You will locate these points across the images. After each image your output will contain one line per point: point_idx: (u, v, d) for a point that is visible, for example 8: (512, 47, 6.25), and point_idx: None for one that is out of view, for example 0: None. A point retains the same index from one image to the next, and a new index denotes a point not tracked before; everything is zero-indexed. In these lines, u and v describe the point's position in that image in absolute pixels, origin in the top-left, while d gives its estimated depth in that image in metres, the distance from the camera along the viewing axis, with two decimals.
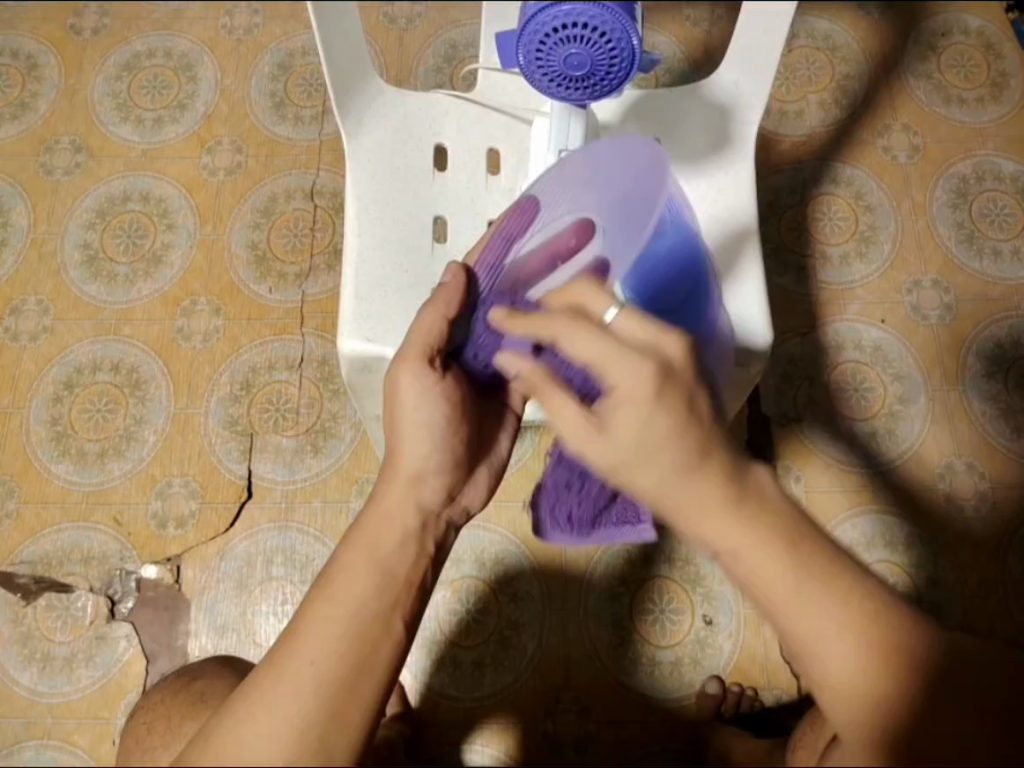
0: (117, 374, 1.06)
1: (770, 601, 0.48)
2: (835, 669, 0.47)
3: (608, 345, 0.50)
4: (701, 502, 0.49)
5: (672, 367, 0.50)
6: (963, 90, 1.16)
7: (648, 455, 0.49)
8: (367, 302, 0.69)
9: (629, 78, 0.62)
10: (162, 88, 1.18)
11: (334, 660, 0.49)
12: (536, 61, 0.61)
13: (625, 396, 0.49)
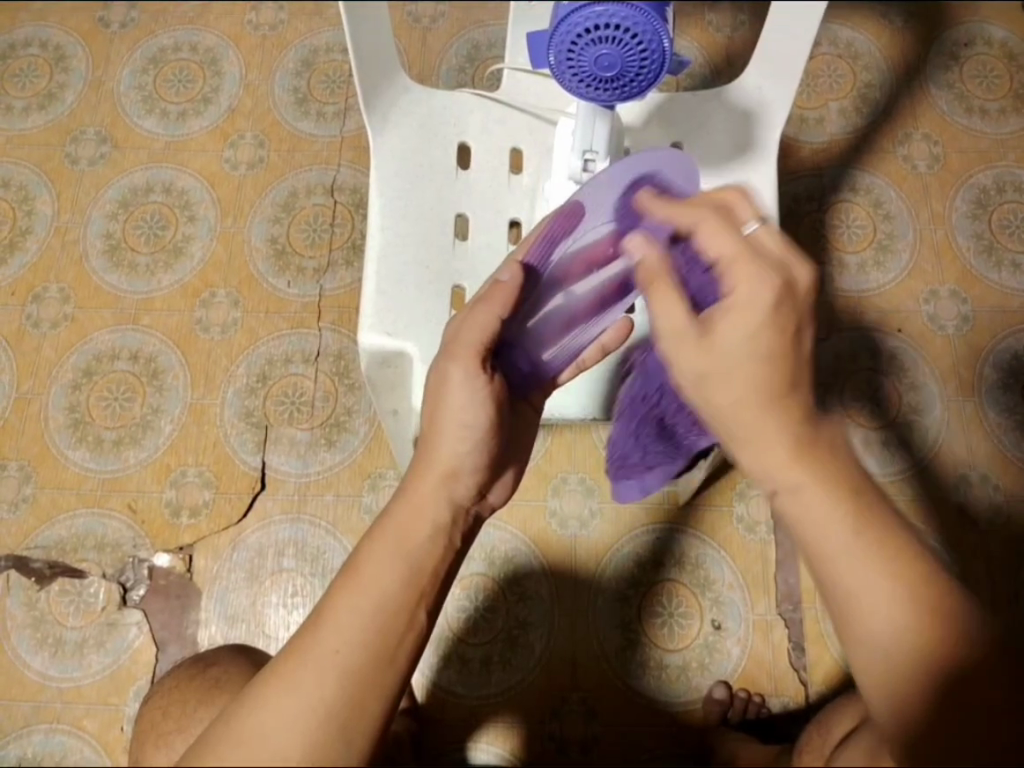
0: (135, 363, 1.07)
1: (821, 544, 0.49)
2: (877, 625, 0.48)
3: (745, 245, 0.51)
4: (770, 439, 0.50)
5: (797, 287, 0.51)
6: (985, 101, 1.16)
7: (745, 364, 0.50)
8: (389, 296, 0.70)
9: (659, 79, 0.62)
10: (187, 82, 1.19)
11: (357, 650, 0.49)
12: (567, 62, 0.61)
13: (744, 302, 0.50)
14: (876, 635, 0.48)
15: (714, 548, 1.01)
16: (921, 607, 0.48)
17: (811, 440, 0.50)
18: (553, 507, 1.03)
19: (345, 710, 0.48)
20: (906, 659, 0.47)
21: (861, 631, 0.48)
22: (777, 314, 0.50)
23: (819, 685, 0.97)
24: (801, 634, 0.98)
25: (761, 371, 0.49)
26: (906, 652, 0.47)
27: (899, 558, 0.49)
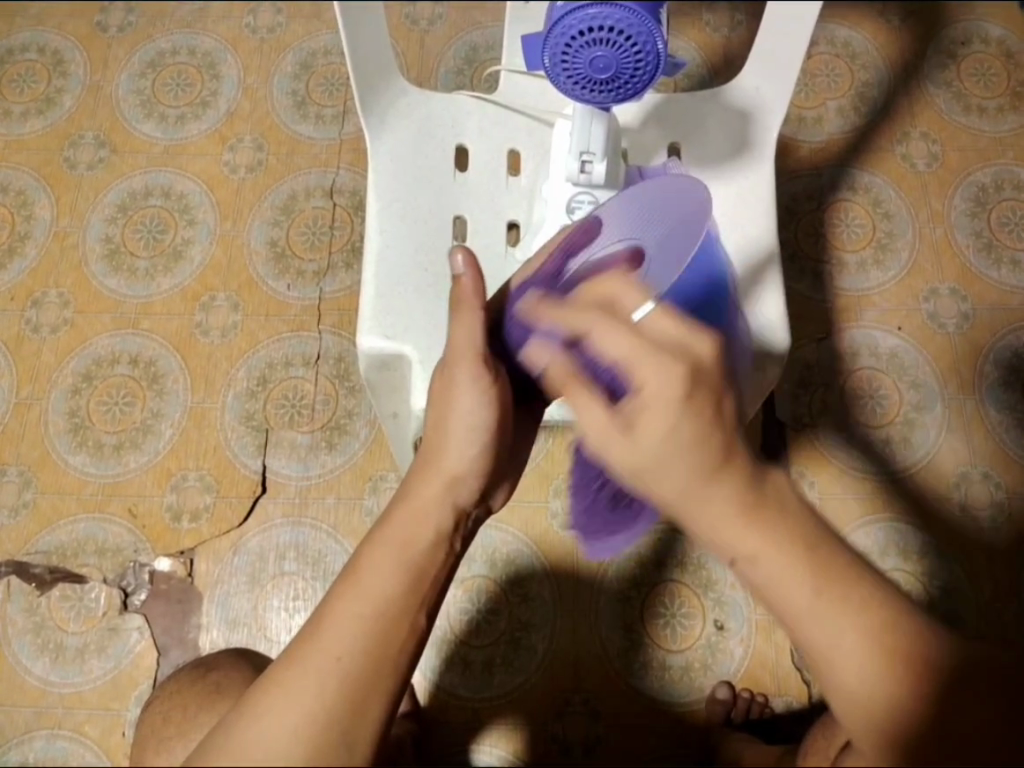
0: (135, 367, 1.07)
1: (788, 607, 0.49)
2: (848, 675, 0.48)
3: (639, 343, 0.51)
4: (718, 510, 0.50)
5: (703, 370, 0.51)
6: (983, 99, 1.16)
7: (666, 462, 0.50)
8: (387, 299, 0.70)
9: (655, 80, 0.62)
10: (185, 85, 1.19)
11: (358, 656, 0.49)
12: (562, 65, 0.61)
13: (654, 399, 0.50)
14: (850, 693, 0.48)
15: (716, 548, 1.01)
16: (887, 653, 0.48)
17: (752, 498, 0.50)
18: (555, 508, 1.03)
19: (346, 715, 0.48)
20: (879, 708, 0.48)
21: (836, 684, 0.49)
22: (689, 405, 0.50)
23: (822, 685, 0.96)
24: None
25: (691, 451, 0.50)
26: (877, 702, 0.48)
27: (859, 609, 0.49)
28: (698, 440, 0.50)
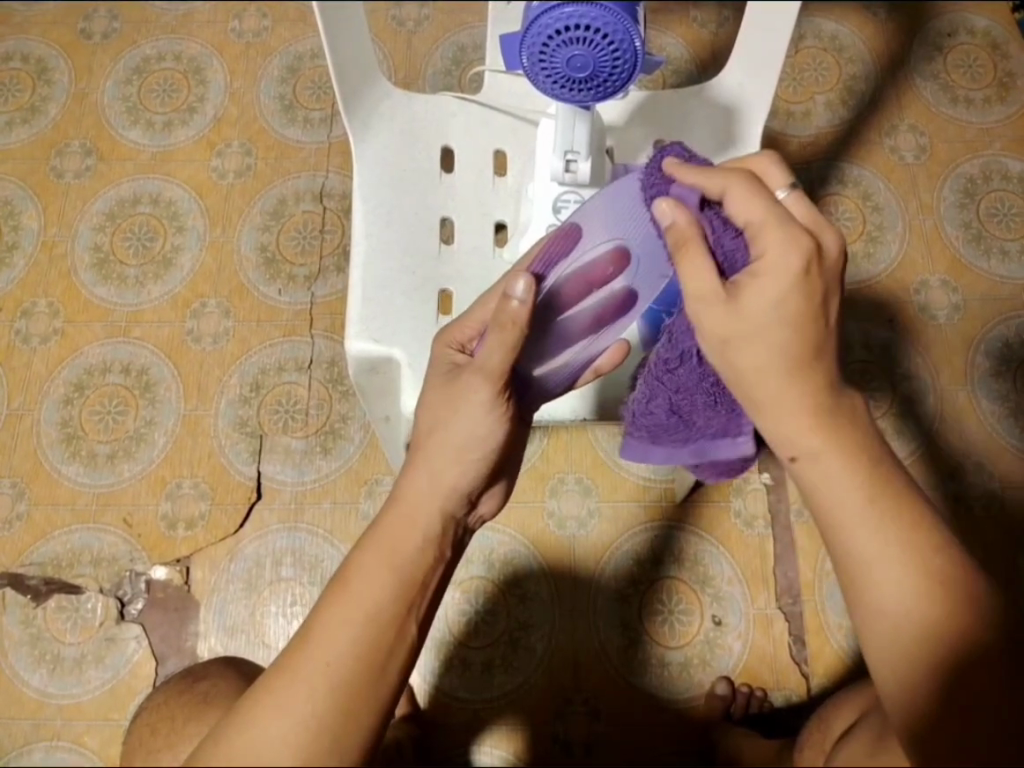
0: (127, 376, 1.07)
1: (837, 512, 0.50)
2: (886, 605, 0.48)
3: (774, 210, 0.50)
4: (792, 402, 0.51)
5: (825, 255, 0.50)
6: (970, 90, 1.16)
7: (770, 332, 0.50)
8: (374, 303, 0.69)
9: (633, 78, 0.62)
10: (172, 91, 1.19)
11: (352, 665, 0.49)
12: (540, 65, 0.61)
13: (771, 267, 0.49)
14: (887, 613, 0.48)
15: (713, 545, 1.01)
16: (931, 578, 0.48)
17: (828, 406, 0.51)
18: (551, 507, 1.03)
19: (339, 725, 0.48)
20: (910, 631, 0.47)
21: (872, 608, 0.49)
22: (807, 279, 0.49)
23: (821, 678, 0.97)
24: (801, 627, 0.98)
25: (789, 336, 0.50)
26: (915, 628, 0.47)
27: (907, 530, 0.49)
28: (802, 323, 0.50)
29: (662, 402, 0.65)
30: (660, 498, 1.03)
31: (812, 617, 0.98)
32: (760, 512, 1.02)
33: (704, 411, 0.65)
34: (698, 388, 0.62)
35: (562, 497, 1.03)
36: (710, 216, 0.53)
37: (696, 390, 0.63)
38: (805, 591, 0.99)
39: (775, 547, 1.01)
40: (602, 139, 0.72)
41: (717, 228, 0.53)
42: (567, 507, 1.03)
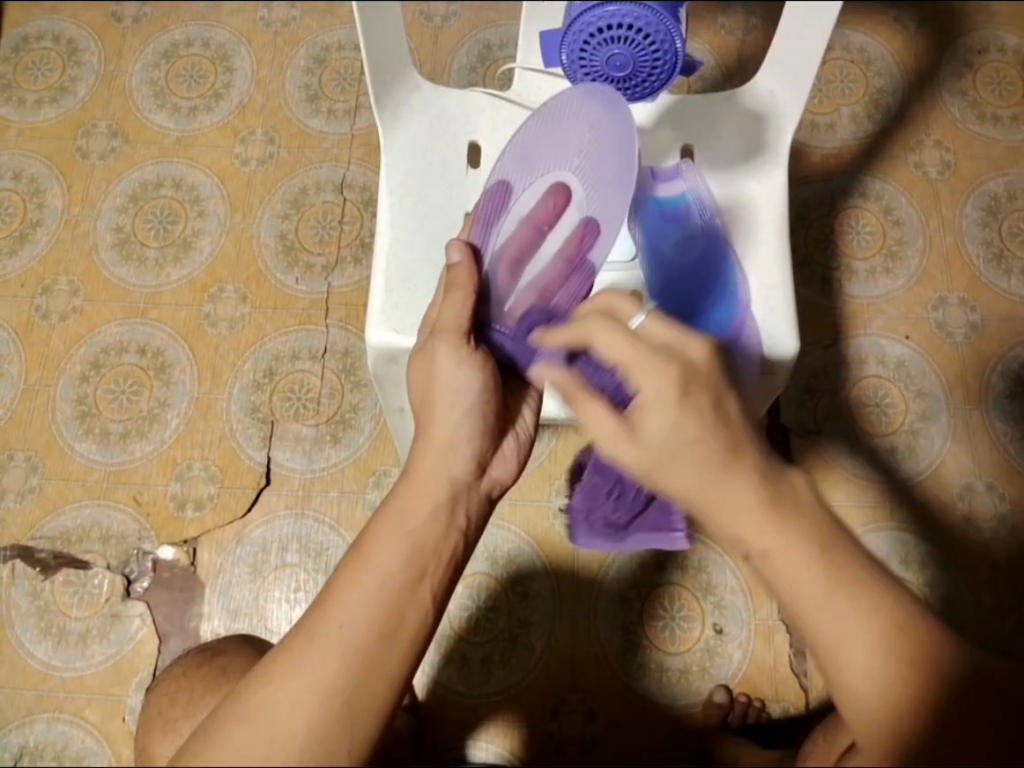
0: (143, 357, 1.08)
1: (797, 604, 0.48)
2: (859, 682, 0.46)
3: (636, 352, 0.52)
4: (732, 505, 0.49)
5: (696, 366, 0.51)
6: (998, 108, 1.15)
7: (670, 463, 0.50)
8: (395, 295, 0.70)
9: (672, 79, 0.63)
10: (199, 77, 1.20)
11: (363, 630, 0.49)
12: (580, 62, 0.63)
13: (652, 398, 0.51)
14: (857, 687, 0.47)
15: (717, 553, 1.01)
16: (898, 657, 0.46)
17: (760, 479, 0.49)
18: (557, 507, 1.03)
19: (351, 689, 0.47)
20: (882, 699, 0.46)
21: (841, 685, 0.47)
22: (687, 401, 0.50)
23: (819, 691, 0.96)
24: None
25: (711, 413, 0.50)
26: (886, 697, 0.46)
27: (873, 607, 0.47)
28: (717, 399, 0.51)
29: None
30: None
31: None
32: None
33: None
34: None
35: (568, 497, 1.03)
36: (581, 368, 0.61)
37: None
38: None
39: None
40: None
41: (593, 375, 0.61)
42: None
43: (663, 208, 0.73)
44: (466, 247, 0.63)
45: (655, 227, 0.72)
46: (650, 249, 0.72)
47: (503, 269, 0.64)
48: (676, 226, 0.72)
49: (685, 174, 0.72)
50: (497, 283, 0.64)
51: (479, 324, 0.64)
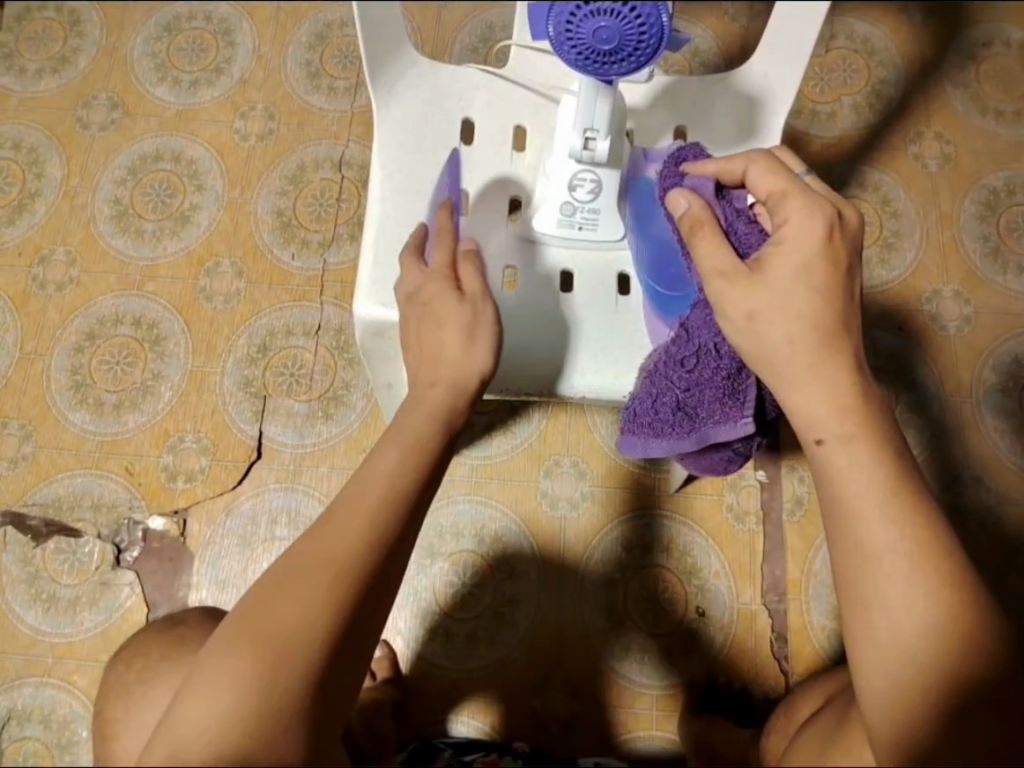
0: (138, 328, 1.08)
1: (851, 501, 0.49)
2: (899, 618, 0.46)
3: (794, 182, 0.56)
4: (831, 380, 0.52)
5: (845, 224, 0.55)
6: (1000, 103, 1.15)
7: (799, 294, 0.53)
8: (384, 269, 0.68)
9: (659, 55, 0.56)
10: (200, 50, 1.20)
11: (351, 568, 0.51)
12: (565, 35, 0.55)
13: (795, 232, 0.54)
14: (883, 644, 0.46)
15: (703, 537, 1.02)
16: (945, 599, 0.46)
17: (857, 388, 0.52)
18: (544, 488, 1.04)
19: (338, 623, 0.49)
20: (900, 652, 0.45)
21: (877, 624, 0.47)
22: (830, 247, 0.54)
23: (799, 675, 0.97)
24: (783, 624, 0.99)
25: (812, 303, 0.53)
26: (917, 642, 0.46)
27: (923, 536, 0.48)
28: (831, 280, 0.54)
29: (670, 398, 0.64)
30: (653, 487, 1.04)
31: (795, 614, 0.99)
32: (752, 509, 1.03)
33: (708, 405, 0.64)
34: (710, 382, 0.62)
35: (556, 479, 1.04)
36: (725, 206, 0.60)
37: (709, 385, 0.63)
38: (790, 590, 1.00)
39: (765, 544, 1.02)
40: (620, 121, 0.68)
41: (731, 218, 0.59)
42: (561, 489, 1.04)
43: (655, 190, 0.71)
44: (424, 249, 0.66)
45: (647, 209, 0.70)
46: (639, 231, 0.70)
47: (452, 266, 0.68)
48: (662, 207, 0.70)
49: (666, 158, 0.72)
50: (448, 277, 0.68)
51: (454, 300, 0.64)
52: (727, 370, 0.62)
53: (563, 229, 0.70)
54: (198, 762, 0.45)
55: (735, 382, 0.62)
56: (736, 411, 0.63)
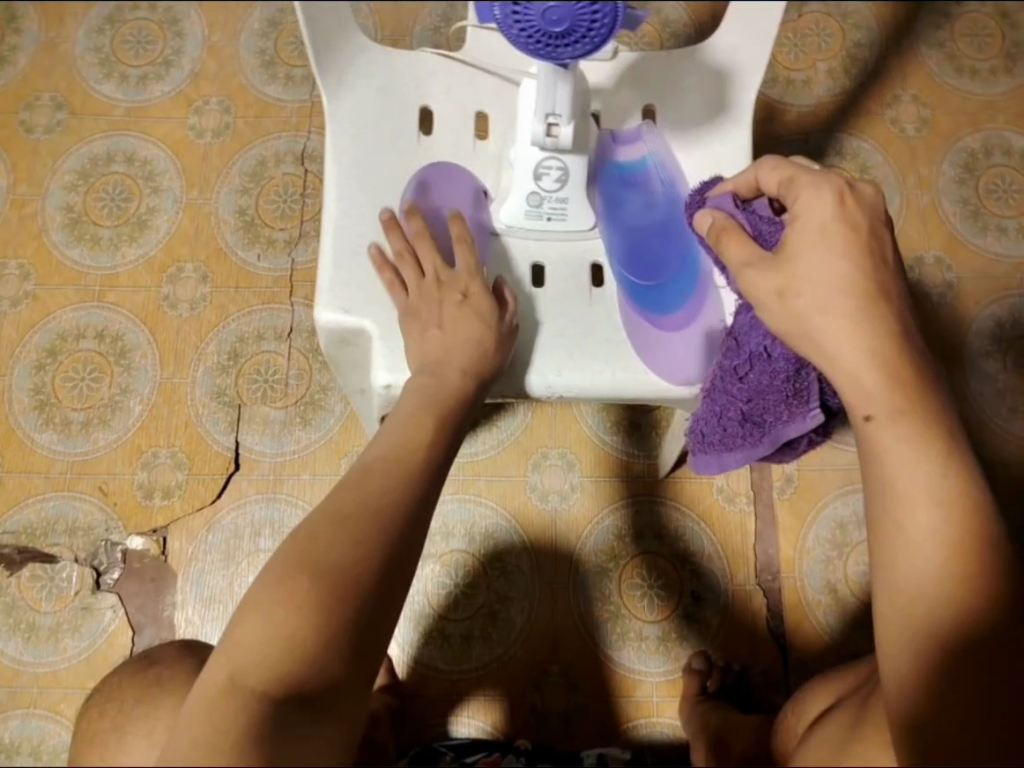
0: (102, 341, 1.04)
1: (892, 478, 0.49)
2: (927, 588, 0.46)
3: (803, 171, 0.58)
4: (872, 349, 0.51)
5: (858, 192, 0.57)
6: (975, 61, 1.13)
7: (827, 265, 0.53)
8: (345, 272, 0.67)
9: (614, 36, 0.52)
10: (147, 43, 1.14)
11: (337, 577, 0.49)
12: (512, 16, 0.51)
13: (810, 205, 0.56)
14: (908, 609, 0.46)
15: (694, 520, 1.01)
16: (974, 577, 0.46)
17: (898, 362, 0.51)
18: (532, 481, 1.02)
19: (321, 630, 0.47)
20: (919, 630, 0.45)
21: (905, 592, 0.47)
22: (845, 214, 0.55)
23: (798, 654, 0.97)
24: (779, 603, 0.98)
25: (841, 267, 0.53)
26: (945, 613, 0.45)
27: (965, 512, 0.47)
28: (855, 262, 0.53)
29: (734, 411, 0.64)
30: (642, 473, 1.02)
31: (791, 593, 0.99)
32: (742, 489, 1.01)
33: (773, 408, 0.62)
34: (771, 387, 0.61)
35: (544, 471, 1.02)
36: (747, 213, 0.61)
37: (770, 390, 0.61)
38: (784, 569, 1.00)
39: (757, 524, 1.01)
40: (585, 100, 0.66)
41: (755, 223, 0.60)
42: (549, 481, 1.02)
43: (625, 174, 0.70)
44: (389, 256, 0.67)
45: (616, 194, 0.70)
46: (611, 217, 0.70)
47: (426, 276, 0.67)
48: (636, 191, 0.70)
49: (647, 138, 0.71)
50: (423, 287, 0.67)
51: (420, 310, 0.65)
52: (782, 370, 0.60)
53: (531, 220, 0.68)
54: (256, 683, 0.44)
55: (796, 382, 0.60)
56: (801, 409, 0.61)
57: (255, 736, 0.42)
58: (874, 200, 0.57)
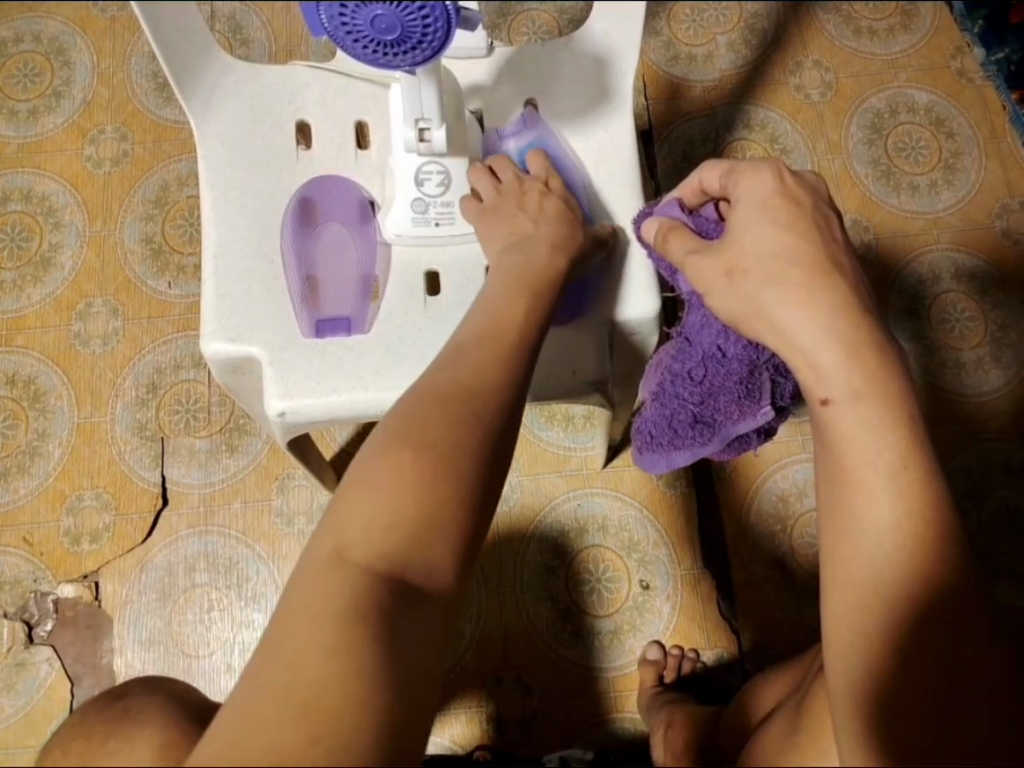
0: (13, 387, 1.01)
1: (848, 465, 0.46)
2: (885, 583, 0.43)
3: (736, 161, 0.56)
4: (827, 332, 0.48)
5: (803, 179, 0.54)
6: (873, 21, 1.13)
7: (775, 252, 0.51)
8: (229, 300, 0.65)
9: (451, 39, 0.52)
10: (35, 76, 1.10)
11: (447, 462, 0.46)
12: (341, 24, 0.50)
13: (754, 193, 0.54)
14: (857, 606, 0.43)
15: (638, 510, 1.00)
16: (928, 577, 0.43)
17: (859, 340, 0.47)
18: None
19: (428, 506, 0.45)
20: (872, 630, 0.43)
21: (856, 587, 0.44)
22: (784, 202, 0.53)
23: (752, 631, 0.96)
24: (729, 582, 0.98)
25: (788, 253, 0.51)
26: (896, 614, 0.42)
27: (930, 509, 0.44)
28: (801, 242, 0.51)
29: (686, 412, 0.68)
30: (580, 466, 1.01)
31: (739, 570, 0.98)
32: (681, 471, 1.01)
33: (725, 408, 0.66)
34: (723, 387, 0.64)
35: None
36: (697, 218, 0.60)
37: (724, 391, 0.64)
38: (729, 548, 0.99)
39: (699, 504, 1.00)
40: (452, 101, 0.65)
41: (704, 226, 0.60)
42: None
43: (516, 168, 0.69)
44: (277, 282, 0.65)
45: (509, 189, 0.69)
46: None
47: (315, 295, 0.66)
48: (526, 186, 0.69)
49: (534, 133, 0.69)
50: (315, 306, 0.65)
51: (314, 334, 0.64)
52: (735, 376, 0.63)
53: (416, 228, 0.66)
54: (368, 553, 0.43)
55: (749, 382, 0.63)
56: (753, 407, 0.65)
57: (367, 600, 0.41)
58: (820, 188, 0.55)
